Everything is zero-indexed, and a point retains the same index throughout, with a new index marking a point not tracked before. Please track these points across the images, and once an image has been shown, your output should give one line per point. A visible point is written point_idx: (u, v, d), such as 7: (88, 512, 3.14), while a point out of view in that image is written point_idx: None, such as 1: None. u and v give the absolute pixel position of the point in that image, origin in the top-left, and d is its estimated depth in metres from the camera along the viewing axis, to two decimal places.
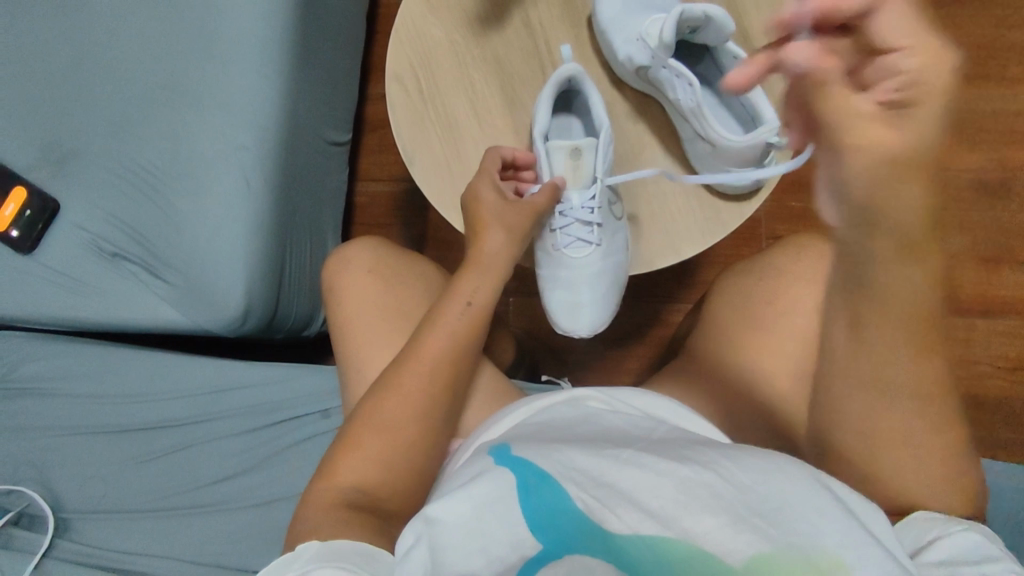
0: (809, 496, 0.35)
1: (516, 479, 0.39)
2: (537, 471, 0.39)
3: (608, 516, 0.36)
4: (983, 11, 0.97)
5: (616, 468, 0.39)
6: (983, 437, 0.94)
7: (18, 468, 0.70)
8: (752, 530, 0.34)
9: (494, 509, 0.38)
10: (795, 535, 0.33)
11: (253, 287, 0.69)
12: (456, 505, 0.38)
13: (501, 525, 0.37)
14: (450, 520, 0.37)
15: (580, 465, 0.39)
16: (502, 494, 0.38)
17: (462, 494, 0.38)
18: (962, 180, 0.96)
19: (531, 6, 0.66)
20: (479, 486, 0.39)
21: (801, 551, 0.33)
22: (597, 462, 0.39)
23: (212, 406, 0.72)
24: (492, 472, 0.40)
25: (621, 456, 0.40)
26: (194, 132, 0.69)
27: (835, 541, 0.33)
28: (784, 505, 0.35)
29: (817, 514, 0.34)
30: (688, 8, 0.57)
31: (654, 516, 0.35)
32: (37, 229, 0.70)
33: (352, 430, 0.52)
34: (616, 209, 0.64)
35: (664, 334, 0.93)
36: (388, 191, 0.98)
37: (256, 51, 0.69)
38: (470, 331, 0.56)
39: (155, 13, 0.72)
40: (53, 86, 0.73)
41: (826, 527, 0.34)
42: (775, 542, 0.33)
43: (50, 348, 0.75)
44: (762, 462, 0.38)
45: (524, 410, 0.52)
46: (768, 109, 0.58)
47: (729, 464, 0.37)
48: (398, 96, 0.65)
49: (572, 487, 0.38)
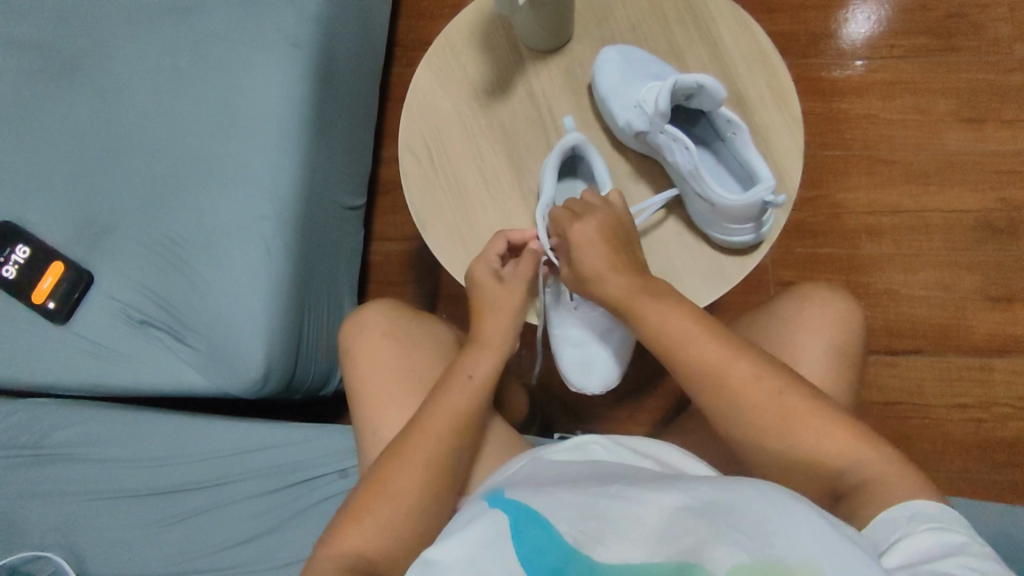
0: (786, 500, 0.37)
1: (507, 520, 0.40)
2: (527, 510, 0.40)
3: (597, 548, 0.37)
4: (973, 58, 1.01)
5: (604, 502, 0.41)
6: (1010, 480, 0.92)
7: (45, 534, 0.72)
8: (731, 542, 0.35)
9: (487, 549, 0.38)
10: (772, 544, 0.35)
11: (273, 349, 0.71)
12: (450, 546, 0.39)
13: (495, 561, 0.37)
14: (447, 561, 0.38)
15: (568, 501, 0.41)
16: (493, 531, 0.39)
17: (454, 536, 0.39)
18: (967, 220, 0.98)
19: (534, 78, 0.70)
20: (471, 529, 0.39)
21: (779, 559, 0.34)
22: (585, 500, 0.41)
23: (233, 469, 0.73)
24: (484, 516, 0.41)
25: (607, 493, 0.42)
26: (218, 203, 0.74)
27: (811, 540, 0.35)
28: (758, 518, 0.36)
29: (793, 517, 0.36)
30: (682, 79, 0.60)
31: (639, 545, 0.37)
32: (72, 299, 0.74)
33: (363, 494, 0.53)
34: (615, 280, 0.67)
35: (675, 384, 0.93)
36: (402, 251, 1.02)
37: (278, 128, 0.74)
38: (474, 396, 0.58)
39: (184, 95, 0.77)
40: (87, 164, 0.78)
41: (803, 527, 0.35)
42: (752, 545, 0.35)
43: (76, 415, 0.76)
44: (741, 482, 0.40)
45: (530, 455, 0.54)
46: (763, 168, 0.60)
47: (706, 488, 0.40)
48: (412, 166, 0.70)
49: (561, 523, 0.39)
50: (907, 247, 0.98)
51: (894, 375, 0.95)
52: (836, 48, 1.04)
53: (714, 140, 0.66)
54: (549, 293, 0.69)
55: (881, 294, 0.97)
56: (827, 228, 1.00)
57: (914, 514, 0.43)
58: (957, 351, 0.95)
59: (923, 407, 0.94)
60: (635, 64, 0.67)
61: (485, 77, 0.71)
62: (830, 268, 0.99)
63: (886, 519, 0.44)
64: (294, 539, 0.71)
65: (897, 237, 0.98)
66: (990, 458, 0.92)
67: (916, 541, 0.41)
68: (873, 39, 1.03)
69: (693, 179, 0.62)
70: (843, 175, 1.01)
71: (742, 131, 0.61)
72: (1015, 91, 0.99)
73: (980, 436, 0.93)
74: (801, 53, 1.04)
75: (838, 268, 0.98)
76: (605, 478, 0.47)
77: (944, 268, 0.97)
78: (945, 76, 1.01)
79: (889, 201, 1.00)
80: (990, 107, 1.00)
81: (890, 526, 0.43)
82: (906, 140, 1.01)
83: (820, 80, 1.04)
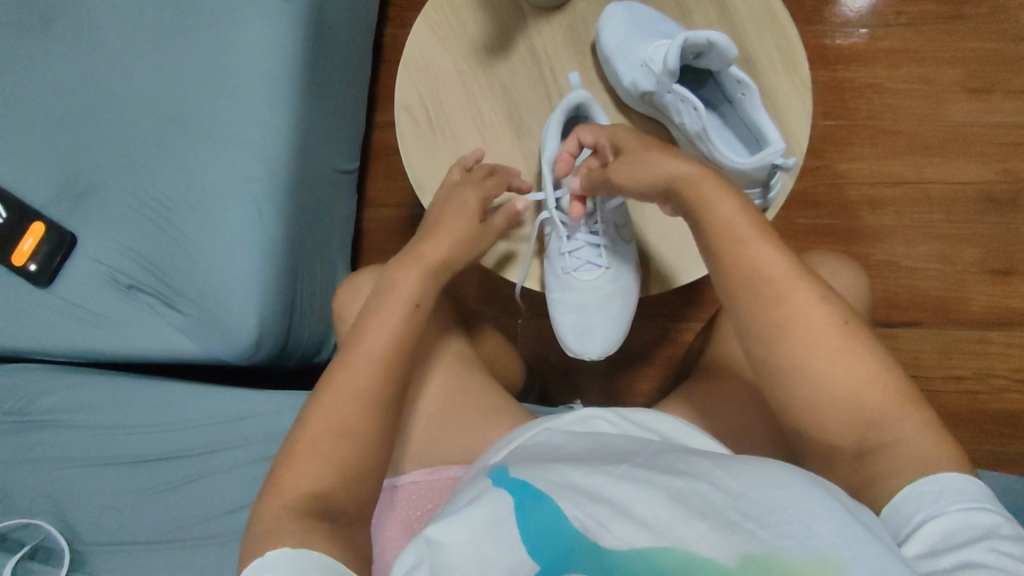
0: (806, 497, 0.37)
1: (513, 502, 0.40)
2: (533, 492, 0.40)
3: (604, 533, 0.36)
4: (980, 26, 0.99)
5: (612, 483, 0.40)
6: (1000, 451, 0.93)
7: (33, 501, 0.70)
8: (745, 533, 0.35)
9: (492, 531, 0.38)
10: (787, 537, 0.34)
11: (266, 314, 0.70)
12: (455, 528, 0.38)
13: (500, 548, 0.37)
14: (450, 543, 0.38)
15: (574, 483, 0.40)
16: (500, 516, 0.39)
17: (461, 517, 0.39)
18: (969, 192, 0.97)
19: (535, 35, 0.68)
20: (476, 509, 0.40)
21: (794, 554, 0.34)
22: (593, 479, 0.40)
23: (224, 435, 0.72)
24: (489, 495, 0.41)
25: (615, 473, 0.41)
26: (206, 163, 0.71)
27: (829, 540, 0.34)
28: (775, 509, 0.36)
29: (809, 515, 0.35)
30: (692, 35, 0.58)
31: (648, 529, 0.36)
32: (55, 262, 0.71)
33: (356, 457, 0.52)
34: (622, 232, 0.66)
35: (672, 353, 0.93)
36: (396, 218, 1.00)
37: (267, 85, 0.71)
38: None
39: (168, 48, 0.73)
40: (66, 122, 0.74)
41: (820, 528, 0.35)
42: (766, 543, 0.34)
43: (64, 381, 0.74)
44: (756, 470, 0.39)
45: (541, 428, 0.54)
46: (773, 131, 0.59)
47: (720, 474, 0.40)
48: (408, 126, 0.67)
49: (568, 506, 0.38)
50: (908, 218, 0.97)
51: (892, 348, 0.95)
52: (843, 13, 1.01)
53: (722, 103, 0.64)
54: (549, 257, 0.68)
55: (882, 266, 0.97)
56: (829, 199, 0.99)
57: (940, 491, 0.42)
58: (956, 324, 0.95)
59: (920, 379, 0.94)
60: (641, 21, 0.64)
61: (485, 35, 0.68)
62: (829, 239, 0.98)
63: (909, 496, 0.43)
64: None
65: (899, 208, 0.97)
66: (983, 429, 0.93)
67: (941, 523, 0.41)
68: (881, 5, 1.00)
69: (701, 141, 0.60)
70: (846, 145, 0.99)
71: (752, 91, 0.59)
72: (1022, 61, 0.98)
73: (974, 408, 0.93)
74: (807, 18, 1.01)
75: (838, 239, 0.97)
76: (610, 455, 0.46)
77: (946, 240, 0.96)
78: (952, 44, 0.99)
79: (893, 171, 0.98)
80: (996, 77, 0.98)
81: (914, 503, 0.43)
82: (910, 110, 0.99)
83: (825, 48, 1.01)
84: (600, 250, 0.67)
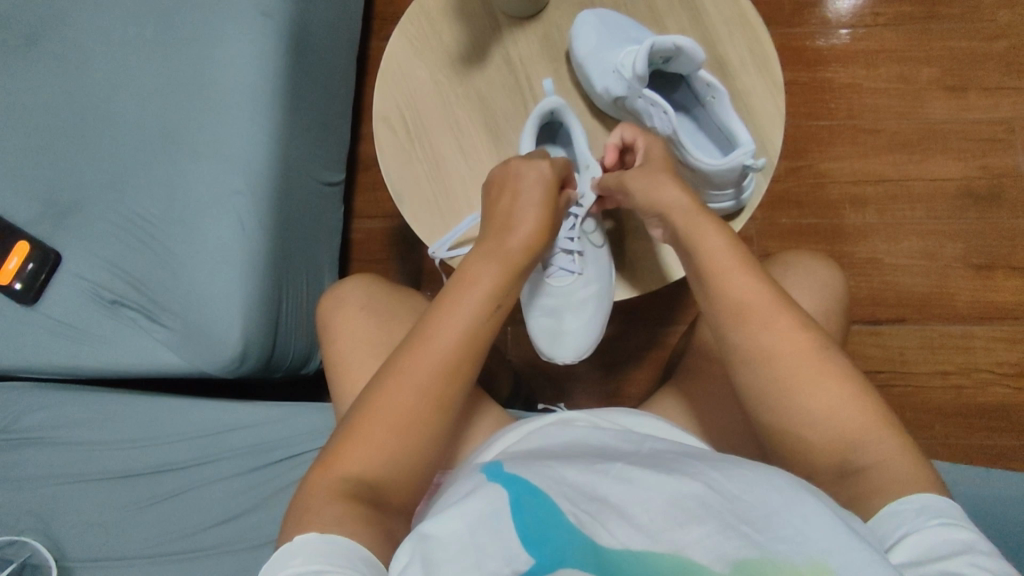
0: (798, 503, 0.37)
1: (507, 496, 0.39)
2: (528, 488, 0.40)
3: (598, 530, 0.37)
4: (956, 24, 1.00)
5: (607, 482, 0.40)
6: (987, 445, 0.93)
7: (20, 519, 0.70)
8: (740, 537, 0.35)
9: (487, 524, 0.37)
10: (782, 542, 0.35)
11: (250, 326, 0.70)
12: (449, 522, 0.38)
13: (493, 539, 0.36)
14: (442, 537, 0.37)
15: (569, 480, 0.41)
16: (493, 509, 0.38)
17: (455, 512, 0.39)
18: (950, 188, 0.98)
19: (511, 44, 0.69)
20: (469, 503, 0.39)
21: (787, 558, 0.34)
22: (590, 478, 0.41)
23: (214, 447, 0.72)
24: (485, 488, 0.41)
25: (611, 471, 0.42)
26: (189, 178, 0.72)
27: (821, 547, 0.34)
28: (769, 512, 0.36)
29: (802, 520, 0.35)
30: (659, 41, 0.59)
31: (642, 529, 0.37)
32: (39, 281, 0.72)
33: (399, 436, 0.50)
34: (595, 237, 0.67)
35: (660, 356, 0.93)
36: (382, 228, 1.01)
37: (249, 100, 0.72)
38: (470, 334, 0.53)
39: (150, 66, 0.74)
40: (50, 141, 0.75)
41: (814, 535, 0.35)
42: (761, 548, 0.34)
43: (52, 398, 0.75)
44: (750, 473, 0.40)
45: (532, 424, 0.55)
46: (743, 132, 0.60)
47: (716, 475, 0.40)
48: (387, 137, 0.68)
49: (564, 502, 0.38)
50: (890, 216, 0.98)
51: (877, 344, 0.95)
52: (821, 16, 1.02)
53: (693, 106, 0.66)
54: None
55: (865, 264, 0.97)
56: (811, 198, 0.99)
57: (922, 506, 0.42)
58: (939, 319, 0.95)
59: (904, 374, 0.95)
60: (611, 28, 0.65)
61: (461, 45, 0.69)
62: (813, 237, 0.98)
63: (892, 512, 0.42)
64: (274, 516, 0.70)
65: (881, 207, 0.98)
66: (968, 424, 0.93)
67: (925, 537, 0.39)
68: (859, 8, 1.02)
69: (672, 143, 0.61)
70: (827, 145, 1.00)
71: (721, 94, 0.60)
72: (999, 59, 0.99)
73: (961, 403, 0.94)
74: (786, 21, 1.02)
75: (822, 238, 0.98)
76: (602, 454, 0.46)
77: (929, 236, 0.97)
78: (929, 44, 1.00)
79: (873, 170, 0.99)
80: (973, 75, 0.99)
81: (898, 518, 0.42)
82: (890, 109, 1.00)
83: (806, 49, 1.02)
84: (574, 255, 0.67)
